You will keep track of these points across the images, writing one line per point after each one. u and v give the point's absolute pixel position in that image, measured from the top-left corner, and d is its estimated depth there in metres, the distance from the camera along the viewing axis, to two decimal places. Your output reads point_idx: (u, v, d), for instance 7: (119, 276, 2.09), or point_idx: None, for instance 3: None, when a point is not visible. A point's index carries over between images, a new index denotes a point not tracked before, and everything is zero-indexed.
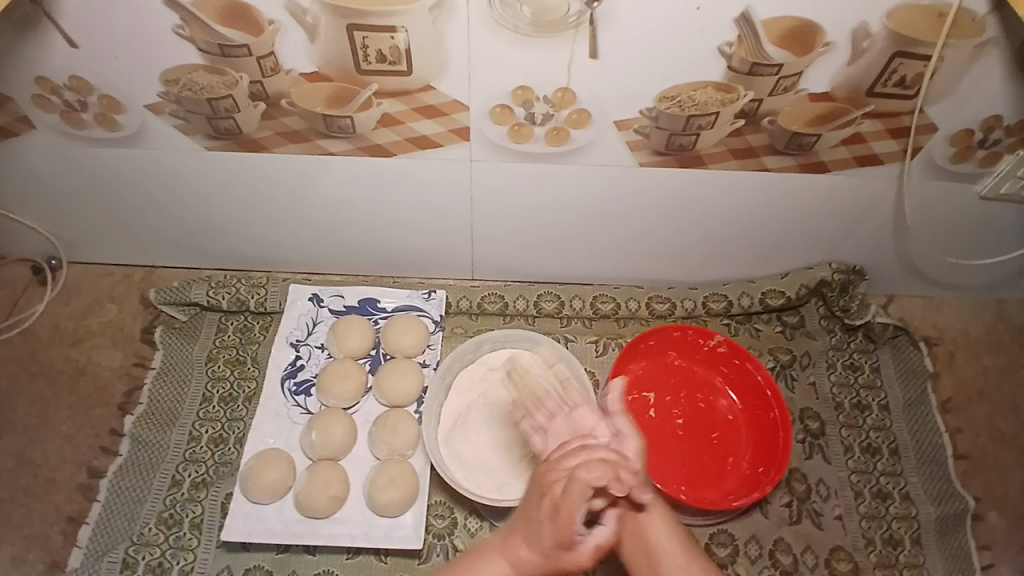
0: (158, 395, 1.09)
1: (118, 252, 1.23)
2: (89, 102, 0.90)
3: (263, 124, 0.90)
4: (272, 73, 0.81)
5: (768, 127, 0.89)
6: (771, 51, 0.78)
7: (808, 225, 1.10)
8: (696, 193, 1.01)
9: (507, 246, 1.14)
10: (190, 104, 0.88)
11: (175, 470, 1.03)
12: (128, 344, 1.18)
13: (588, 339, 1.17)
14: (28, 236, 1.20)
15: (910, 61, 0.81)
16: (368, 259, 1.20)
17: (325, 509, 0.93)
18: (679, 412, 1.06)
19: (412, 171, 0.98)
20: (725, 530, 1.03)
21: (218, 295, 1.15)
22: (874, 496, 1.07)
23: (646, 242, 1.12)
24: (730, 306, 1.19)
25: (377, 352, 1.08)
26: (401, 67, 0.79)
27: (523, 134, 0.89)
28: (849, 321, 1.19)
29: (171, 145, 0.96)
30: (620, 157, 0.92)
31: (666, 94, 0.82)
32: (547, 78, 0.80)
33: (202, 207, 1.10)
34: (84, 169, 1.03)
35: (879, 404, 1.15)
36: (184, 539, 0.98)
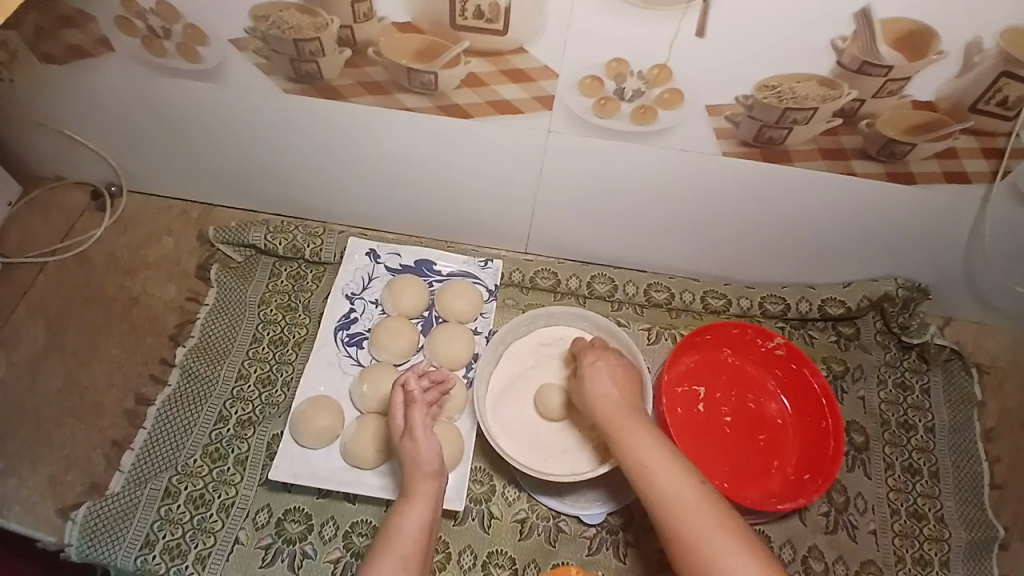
0: (209, 329, 1.10)
1: (177, 186, 1.24)
2: (173, 31, 0.89)
3: (344, 72, 0.89)
4: (364, 19, 0.80)
5: (864, 130, 0.85)
6: (884, 51, 0.74)
7: (880, 236, 1.06)
8: (772, 189, 0.98)
9: (568, 224, 1.13)
10: (276, 44, 0.87)
11: (223, 406, 1.04)
12: (182, 279, 1.19)
13: (639, 325, 1.15)
14: (92, 161, 1.21)
15: (1015, 82, 0.77)
16: (426, 221, 1.19)
17: (371, 461, 0.94)
18: (727, 410, 1.05)
19: (483, 134, 0.96)
20: (761, 531, 1.02)
21: (275, 240, 1.15)
22: (909, 515, 1.05)
23: (710, 235, 1.10)
24: (786, 309, 1.17)
25: (429, 314, 1.08)
26: (497, 27, 0.77)
27: (608, 110, 0.86)
28: (906, 338, 1.16)
29: (248, 84, 0.95)
30: (704, 143, 0.89)
31: (766, 84, 0.79)
32: (645, 53, 0.78)
33: (268, 149, 1.09)
34: (157, 99, 1.02)
35: (924, 425, 1.12)
36: (227, 474, 0.99)
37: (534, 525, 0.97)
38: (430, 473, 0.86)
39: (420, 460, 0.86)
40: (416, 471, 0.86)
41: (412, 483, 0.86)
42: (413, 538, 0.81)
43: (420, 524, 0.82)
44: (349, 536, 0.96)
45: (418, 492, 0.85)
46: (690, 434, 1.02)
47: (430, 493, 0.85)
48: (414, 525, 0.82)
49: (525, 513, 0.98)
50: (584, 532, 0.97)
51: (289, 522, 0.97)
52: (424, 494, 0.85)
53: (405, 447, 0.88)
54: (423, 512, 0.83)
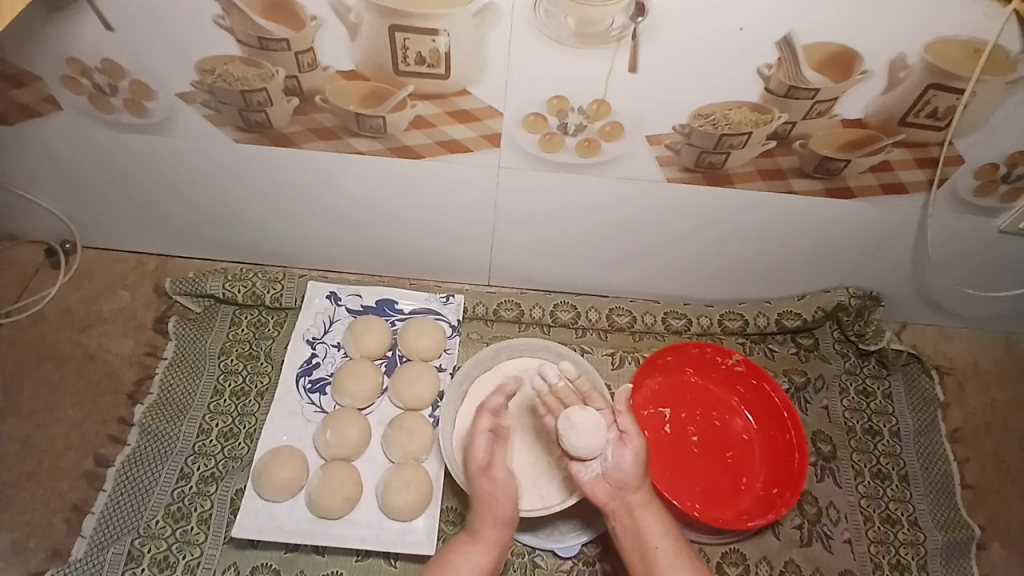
0: (168, 384, 1.08)
1: (134, 239, 1.23)
2: (120, 87, 0.89)
3: (294, 119, 0.90)
4: (309, 68, 0.81)
5: (799, 150, 0.89)
6: (810, 75, 0.78)
7: (827, 249, 1.10)
8: (719, 211, 1.01)
9: (527, 255, 1.14)
10: (223, 95, 0.88)
11: (185, 462, 1.02)
12: (141, 331, 1.17)
13: (604, 351, 1.16)
14: (43, 218, 1.19)
15: (943, 94, 0.82)
16: (386, 260, 1.20)
17: (338, 510, 0.92)
18: (695, 429, 1.06)
19: (435, 173, 0.98)
20: (737, 550, 1.02)
21: (234, 288, 1.15)
22: (883, 521, 1.07)
23: (665, 258, 1.12)
24: (745, 326, 1.19)
25: (394, 353, 1.08)
26: (439, 71, 0.79)
27: (555, 144, 0.89)
28: (863, 346, 1.20)
29: (199, 135, 0.96)
30: (649, 171, 0.92)
31: (700, 112, 0.83)
32: (585, 88, 0.80)
33: (224, 196, 1.09)
34: (108, 153, 1.02)
35: (890, 430, 1.15)
36: (191, 533, 0.96)
37: (510, 562, 0.97)
38: (500, 519, 0.85)
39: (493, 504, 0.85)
40: (485, 513, 0.85)
41: (478, 525, 0.85)
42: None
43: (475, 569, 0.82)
44: None
45: (484, 536, 0.84)
46: (660, 456, 1.03)
47: (499, 539, 0.84)
48: (467, 569, 0.82)
49: None
50: (560, 565, 0.97)
51: None
52: (488, 538, 0.84)
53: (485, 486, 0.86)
54: (481, 558, 0.83)
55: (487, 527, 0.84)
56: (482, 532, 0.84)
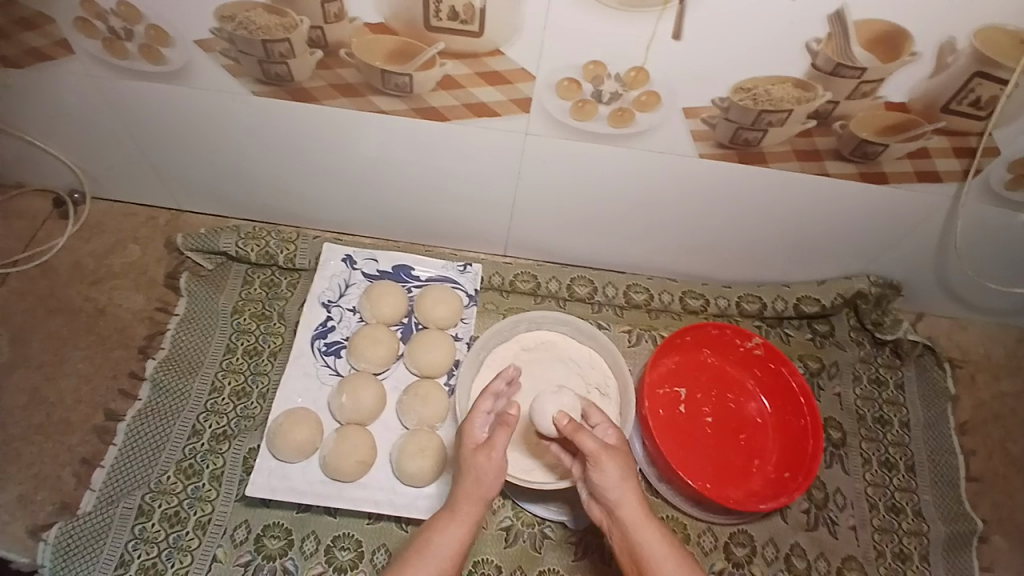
0: (181, 340, 1.07)
1: (145, 193, 1.20)
2: (136, 32, 0.86)
3: (316, 74, 0.87)
4: (335, 19, 0.78)
5: (838, 131, 0.86)
6: (858, 53, 0.75)
7: (853, 235, 1.08)
8: (748, 190, 0.98)
9: (547, 226, 1.12)
10: (244, 45, 0.84)
11: (197, 418, 1.01)
12: (152, 288, 1.16)
13: (621, 327, 1.15)
14: (52, 168, 1.16)
15: (988, 82, 0.79)
16: (402, 226, 1.18)
17: (353, 473, 0.91)
18: (709, 411, 1.06)
19: (459, 137, 0.95)
20: (745, 531, 1.02)
21: (247, 247, 1.13)
22: (887, 510, 1.07)
23: (688, 236, 1.10)
24: (764, 309, 1.18)
25: (409, 321, 1.06)
26: (473, 28, 0.76)
27: (586, 112, 0.85)
28: (880, 334, 1.18)
29: (217, 87, 0.92)
30: (681, 145, 0.89)
31: (742, 86, 0.79)
32: (622, 54, 0.77)
33: (239, 152, 1.06)
34: (120, 102, 0.99)
35: (899, 420, 1.14)
36: (203, 489, 0.96)
37: (519, 532, 0.97)
38: (482, 497, 0.80)
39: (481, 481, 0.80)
40: (471, 491, 0.80)
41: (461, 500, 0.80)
42: (444, 557, 0.78)
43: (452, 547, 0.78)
44: (331, 550, 0.93)
45: (461, 512, 0.80)
46: (674, 435, 1.02)
47: (472, 515, 0.80)
48: (443, 550, 0.78)
49: (511, 520, 0.97)
50: (568, 538, 0.97)
51: (267, 539, 0.94)
52: (466, 517, 0.80)
53: (478, 464, 0.79)
54: (458, 536, 0.79)
55: (468, 503, 0.80)
56: (463, 509, 0.80)
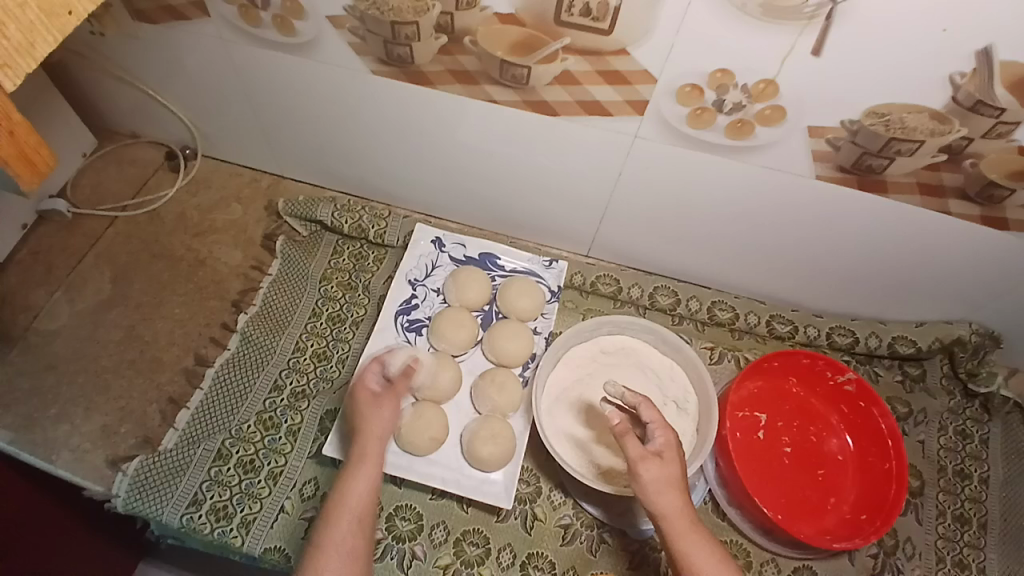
0: (271, 298, 1.11)
1: (252, 155, 1.25)
2: (272, 2, 0.89)
3: (437, 59, 0.89)
4: (466, 7, 0.78)
5: (965, 169, 0.82)
6: (999, 94, 0.70)
7: (965, 279, 1.02)
8: (858, 218, 0.94)
9: (638, 233, 1.11)
10: (373, 24, 0.86)
11: (279, 375, 1.05)
12: (247, 246, 1.21)
13: (703, 343, 1.13)
14: (172, 122, 1.23)
15: None
16: (492, 215, 1.19)
17: (426, 448, 0.93)
18: (788, 440, 1.02)
19: (565, 133, 0.94)
20: (809, 567, 0.98)
21: (342, 218, 1.16)
22: (954, 565, 1.01)
23: (783, 258, 1.07)
24: (855, 343, 1.12)
25: (490, 308, 1.07)
26: (603, 26, 0.75)
27: (703, 121, 0.84)
28: (973, 386, 1.11)
29: (338, 61, 0.95)
30: (796, 164, 0.86)
31: (875, 110, 0.76)
32: (753, 66, 0.75)
33: (347, 126, 1.09)
34: (245, 67, 1.03)
35: (979, 476, 1.07)
36: (278, 442, 1.00)
37: (578, 532, 0.96)
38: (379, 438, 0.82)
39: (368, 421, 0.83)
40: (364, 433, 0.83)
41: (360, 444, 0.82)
42: (358, 502, 0.77)
43: (362, 492, 0.78)
44: (392, 519, 0.95)
45: (366, 453, 0.81)
46: (750, 461, 0.99)
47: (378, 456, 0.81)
48: (355, 493, 0.78)
49: (570, 518, 0.97)
50: (627, 544, 0.96)
51: None
52: (369, 459, 0.80)
53: (361, 401, 0.85)
54: (366, 482, 0.79)
55: (370, 445, 0.81)
56: (374, 456, 0.81)
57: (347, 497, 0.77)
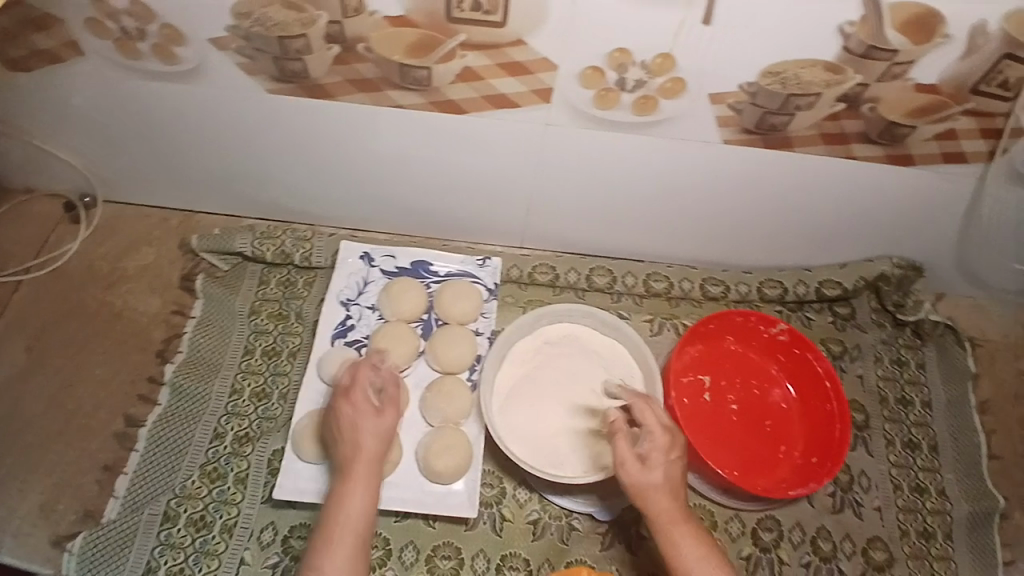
0: (198, 342, 1.06)
1: (156, 193, 1.18)
2: (149, 32, 0.84)
3: (333, 69, 0.85)
4: (354, 13, 0.76)
5: (867, 114, 0.85)
6: (891, 36, 0.73)
7: (876, 218, 1.07)
8: (771, 175, 0.97)
9: (567, 218, 1.11)
10: (260, 42, 0.82)
11: (218, 422, 1.00)
12: (167, 290, 1.14)
13: (642, 317, 1.14)
14: (63, 170, 1.14)
15: (1018, 64, 0.78)
16: (419, 221, 1.17)
17: (379, 472, 0.91)
18: (734, 398, 1.05)
19: (478, 130, 0.93)
20: (771, 516, 1.02)
21: (263, 246, 1.11)
22: (911, 490, 1.07)
23: (709, 223, 1.09)
24: (785, 294, 1.17)
25: (429, 317, 1.05)
26: (496, 18, 0.74)
27: (609, 100, 0.84)
28: (901, 316, 1.18)
29: (230, 84, 0.90)
30: (705, 131, 0.88)
31: (771, 70, 0.78)
32: (650, 41, 0.75)
33: (251, 150, 1.04)
34: (132, 103, 0.97)
35: (921, 401, 1.14)
36: (228, 493, 0.96)
37: (547, 525, 0.97)
38: (367, 456, 0.82)
39: (354, 437, 0.82)
40: (356, 453, 0.82)
41: (353, 466, 0.81)
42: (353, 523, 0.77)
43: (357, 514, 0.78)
44: None
45: (348, 499, 0.79)
46: (700, 425, 1.02)
47: (365, 502, 0.79)
48: (352, 515, 0.78)
49: (538, 513, 0.98)
50: (596, 527, 0.98)
51: (294, 539, 0.94)
52: (364, 478, 0.80)
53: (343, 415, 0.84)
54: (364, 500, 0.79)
55: (360, 464, 0.81)
56: (368, 474, 0.81)
57: (342, 521, 0.77)
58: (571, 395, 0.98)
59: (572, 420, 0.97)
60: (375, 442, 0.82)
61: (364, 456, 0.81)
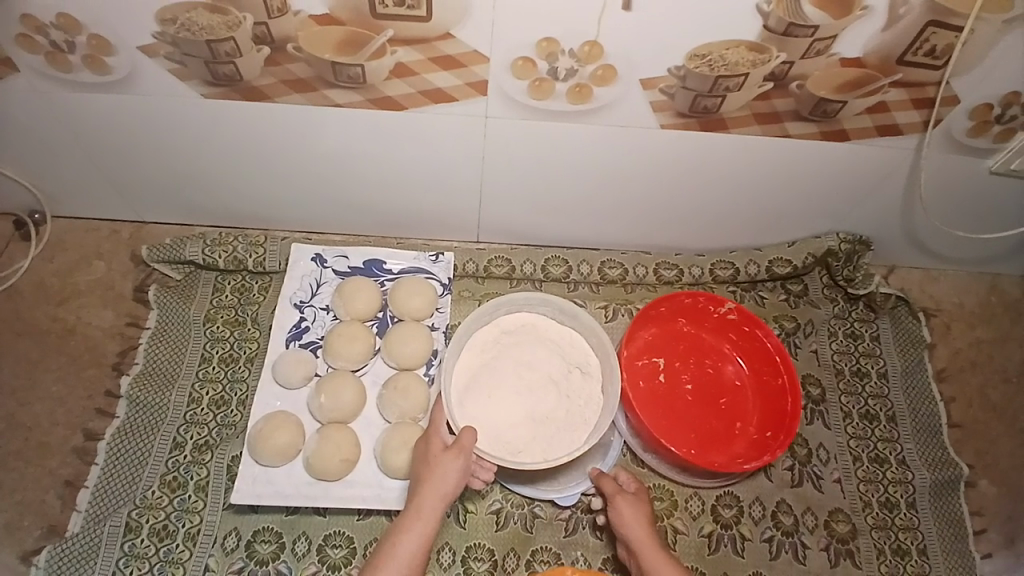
0: (154, 354, 1.06)
1: (105, 206, 1.17)
2: (77, 43, 0.83)
3: (266, 71, 0.85)
4: (279, 13, 0.76)
5: (795, 91, 0.86)
6: (809, 12, 0.74)
7: (821, 194, 1.09)
8: (714, 158, 0.98)
9: (518, 209, 1.12)
10: (188, 47, 0.82)
11: (177, 432, 1.00)
12: (121, 303, 1.13)
13: (597, 303, 1.16)
14: (8, 188, 1.13)
15: (944, 31, 0.78)
16: (372, 220, 1.17)
17: (338, 471, 0.91)
18: (688, 378, 1.07)
19: (420, 126, 0.93)
20: (730, 493, 1.04)
21: (215, 253, 1.11)
22: (871, 461, 1.09)
23: (659, 208, 1.10)
24: (737, 274, 1.19)
25: (384, 315, 1.06)
26: (421, 13, 0.74)
27: (544, 91, 0.85)
28: (853, 290, 1.20)
29: (167, 92, 0.90)
30: (642, 117, 0.89)
31: (696, 53, 0.79)
32: (575, 28, 0.76)
33: (196, 158, 1.04)
34: (70, 116, 0.96)
35: (877, 372, 1.16)
36: (189, 501, 0.95)
37: (510, 515, 0.98)
38: (442, 496, 0.85)
39: (437, 482, 0.85)
40: (427, 492, 0.85)
41: (420, 502, 0.85)
42: (405, 557, 0.82)
43: (410, 550, 0.82)
44: (323, 549, 0.93)
45: (422, 511, 0.84)
46: (656, 407, 1.04)
47: (433, 514, 0.84)
48: (403, 552, 0.82)
49: (500, 503, 0.98)
50: (559, 514, 0.99)
51: (258, 544, 0.93)
52: (427, 517, 0.84)
53: (444, 459, 0.86)
54: (417, 538, 0.83)
55: (422, 504, 0.84)
56: (428, 510, 0.84)
57: (396, 555, 0.81)
58: (528, 384, 0.98)
59: (530, 408, 0.96)
60: (451, 478, 0.85)
61: (435, 496, 0.85)
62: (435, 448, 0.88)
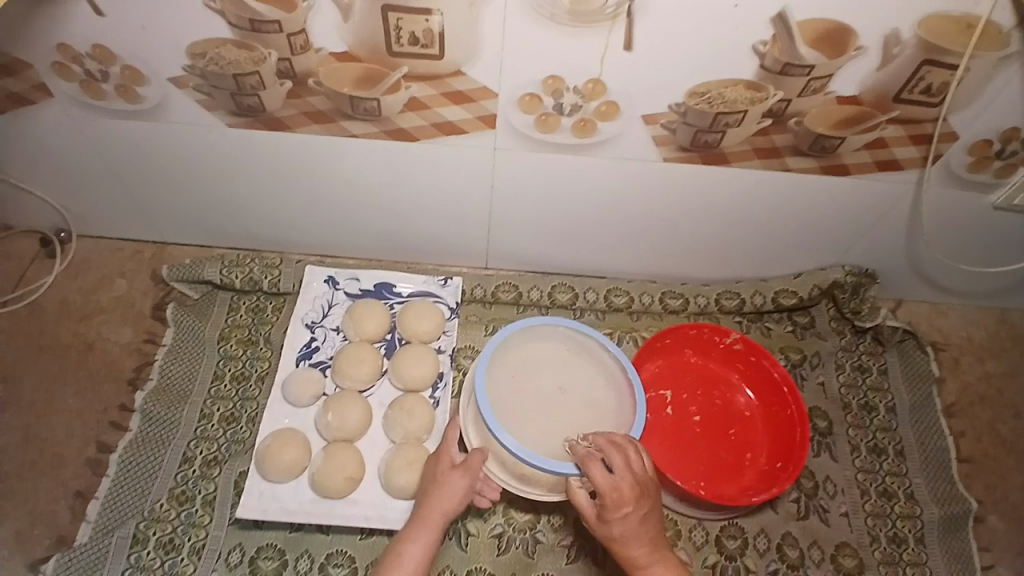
0: (168, 370, 1.09)
1: (129, 227, 1.22)
2: (111, 73, 0.88)
3: (287, 102, 0.90)
4: (301, 50, 0.81)
5: (794, 127, 0.89)
6: (804, 52, 0.78)
7: (824, 227, 1.11)
8: (716, 190, 1.01)
9: (526, 237, 1.15)
10: (215, 79, 0.87)
11: (187, 446, 1.03)
12: (140, 320, 1.18)
13: (602, 331, 1.17)
14: (38, 208, 1.18)
15: (938, 69, 0.81)
16: (384, 245, 1.20)
17: (342, 489, 0.93)
18: (696, 409, 1.08)
19: (432, 156, 0.97)
20: (735, 524, 1.04)
21: (232, 274, 1.15)
22: (879, 495, 1.09)
23: (664, 238, 1.13)
24: (743, 304, 1.20)
25: (392, 336, 1.08)
26: (433, 51, 0.79)
27: (550, 125, 0.88)
28: (859, 322, 1.20)
29: (192, 120, 0.95)
30: (644, 151, 0.92)
31: (696, 91, 0.82)
32: (579, 67, 0.80)
33: (217, 183, 1.09)
34: (100, 141, 1.01)
35: (885, 406, 1.16)
36: (196, 515, 0.97)
37: (511, 539, 0.99)
38: (449, 507, 0.86)
39: (444, 492, 0.86)
40: (434, 500, 0.86)
41: (426, 512, 0.85)
42: (412, 565, 0.81)
43: (417, 559, 0.82)
44: (325, 567, 0.95)
45: (429, 521, 0.85)
46: (661, 437, 1.05)
47: (440, 525, 0.85)
48: (411, 560, 0.82)
49: (502, 527, 0.99)
50: (561, 541, 0.99)
51: (261, 560, 0.95)
52: (431, 526, 0.84)
53: (452, 473, 0.87)
54: (424, 546, 0.83)
55: (431, 514, 0.85)
56: (436, 519, 0.85)
57: (404, 562, 0.81)
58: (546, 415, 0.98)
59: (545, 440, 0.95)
60: (458, 489, 0.86)
61: (442, 505, 0.85)
62: (444, 462, 0.89)
